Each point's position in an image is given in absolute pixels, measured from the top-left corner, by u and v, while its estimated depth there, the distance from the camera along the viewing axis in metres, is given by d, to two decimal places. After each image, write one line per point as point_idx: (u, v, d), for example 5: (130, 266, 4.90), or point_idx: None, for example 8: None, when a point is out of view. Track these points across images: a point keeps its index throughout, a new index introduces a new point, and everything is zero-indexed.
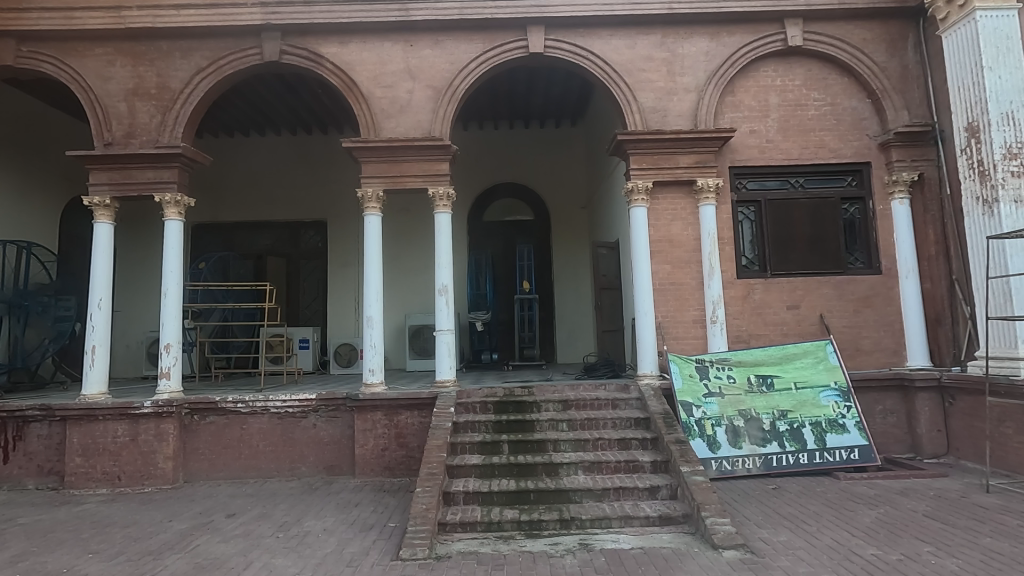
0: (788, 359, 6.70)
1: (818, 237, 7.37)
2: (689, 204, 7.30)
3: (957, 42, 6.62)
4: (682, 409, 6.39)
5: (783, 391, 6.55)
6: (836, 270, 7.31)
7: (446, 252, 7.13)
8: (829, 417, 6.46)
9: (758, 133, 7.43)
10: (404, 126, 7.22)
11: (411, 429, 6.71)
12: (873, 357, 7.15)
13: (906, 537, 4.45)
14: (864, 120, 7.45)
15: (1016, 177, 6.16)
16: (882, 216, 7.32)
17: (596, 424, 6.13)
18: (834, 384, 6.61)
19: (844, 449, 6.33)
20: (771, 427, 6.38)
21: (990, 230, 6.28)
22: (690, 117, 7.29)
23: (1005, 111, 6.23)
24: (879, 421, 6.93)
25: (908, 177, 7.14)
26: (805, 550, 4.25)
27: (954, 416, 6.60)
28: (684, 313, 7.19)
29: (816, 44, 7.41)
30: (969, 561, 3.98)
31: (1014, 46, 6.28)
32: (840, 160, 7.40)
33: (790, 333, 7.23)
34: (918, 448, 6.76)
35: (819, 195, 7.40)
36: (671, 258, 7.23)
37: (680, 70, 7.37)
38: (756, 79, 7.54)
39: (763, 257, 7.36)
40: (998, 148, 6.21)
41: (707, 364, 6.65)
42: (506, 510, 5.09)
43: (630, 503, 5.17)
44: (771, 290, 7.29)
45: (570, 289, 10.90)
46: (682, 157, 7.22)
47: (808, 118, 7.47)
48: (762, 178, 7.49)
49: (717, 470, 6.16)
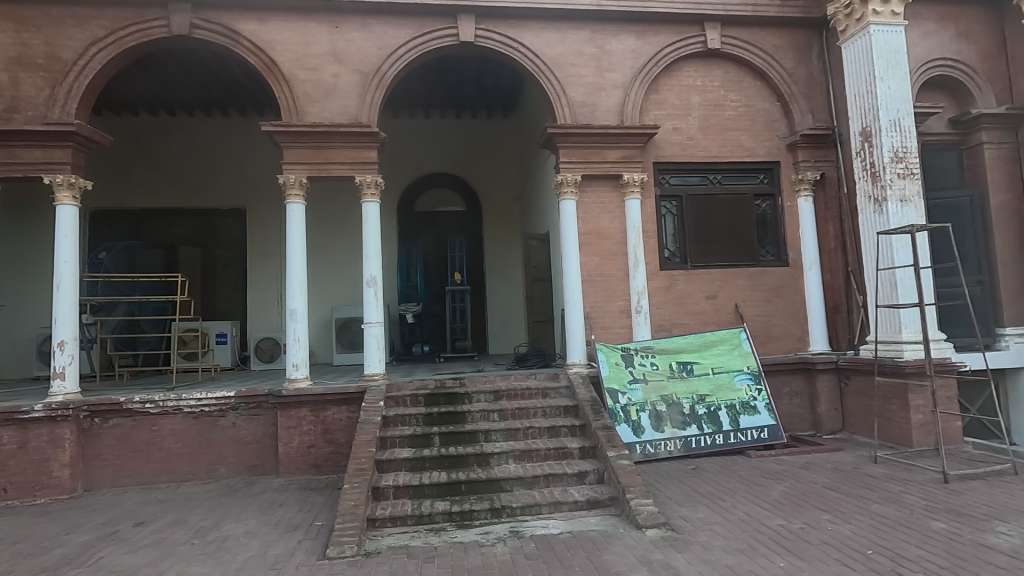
0: (706, 346, 7.10)
1: (734, 231, 7.81)
2: (616, 198, 7.52)
3: (854, 53, 7.20)
4: (608, 396, 6.63)
5: (702, 377, 6.94)
6: (749, 262, 7.79)
7: (374, 243, 6.95)
8: (742, 400, 6.90)
9: (680, 131, 7.76)
10: (330, 111, 6.95)
11: (339, 424, 6.52)
12: (782, 342, 7.69)
13: (808, 507, 4.86)
14: (774, 122, 7.96)
15: (901, 179, 6.82)
16: (790, 212, 7.86)
17: (527, 413, 6.21)
18: (747, 369, 7.07)
19: (755, 429, 6.80)
20: (690, 411, 6.75)
21: (879, 226, 6.91)
22: (617, 112, 7.50)
23: (894, 119, 6.87)
24: (786, 402, 7.48)
25: (812, 176, 7.73)
26: (721, 524, 4.54)
27: (849, 395, 7.25)
28: (612, 303, 7.42)
29: (732, 48, 7.81)
30: (860, 526, 4.40)
31: (900, 59, 6.93)
32: (754, 159, 7.86)
33: (709, 322, 7.65)
34: (819, 425, 7.39)
35: (735, 191, 7.84)
36: (599, 250, 7.43)
37: (608, 66, 7.56)
38: (679, 78, 7.85)
39: (684, 249, 7.72)
40: (888, 151, 6.83)
41: (632, 352, 6.92)
42: (437, 502, 5.06)
43: (559, 489, 5.30)
44: (692, 281, 7.66)
45: (502, 281, 10.96)
46: (609, 152, 7.41)
47: (726, 118, 7.88)
48: (684, 174, 7.82)
49: (641, 454, 6.44)
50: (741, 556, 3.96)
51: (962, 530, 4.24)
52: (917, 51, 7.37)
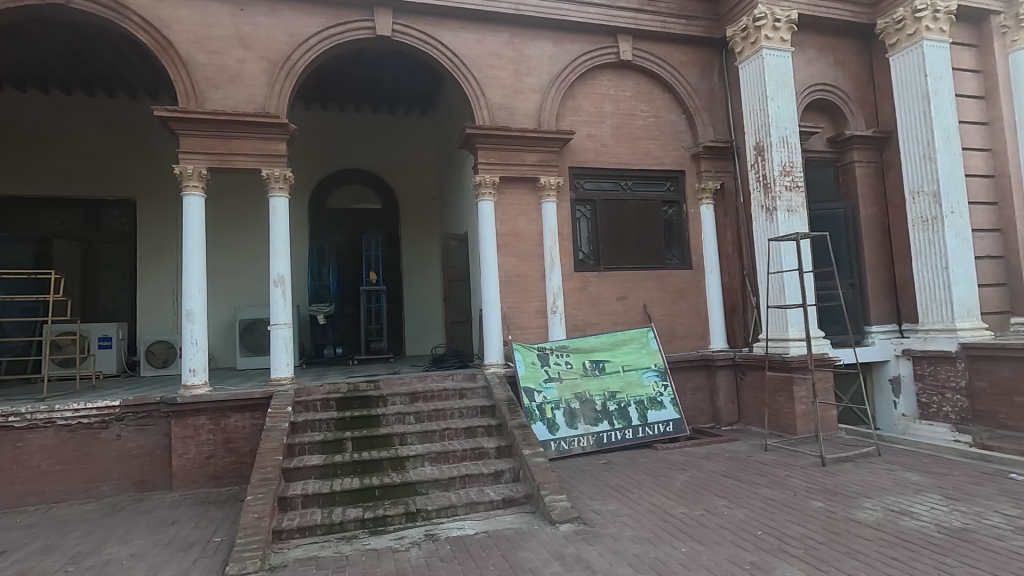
0: (617, 344, 7.42)
1: (643, 235, 8.20)
2: (533, 200, 7.65)
3: (749, 73, 7.80)
4: (524, 395, 6.75)
5: (613, 374, 7.23)
6: (657, 265, 8.22)
7: (282, 240, 6.59)
8: (650, 395, 7.26)
9: (594, 138, 8.04)
10: (234, 99, 6.52)
11: (241, 432, 6.12)
12: (686, 341, 8.18)
13: (708, 494, 5.20)
14: (680, 133, 8.44)
15: (788, 191, 7.48)
16: (693, 218, 8.37)
17: (444, 415, 6.16)
18: (654, 366, 7.45)
19: (662, 423, 7.17)
20: (602, 408, 7.01)
21: (770, 233, 7.54)
22: (534, 117, 7.65)
23: (782, 136, 7.52)
24: (689, 396, 7.96)
25: (712, 185, 8.29)
26: (629, 515, 4.75)
27: (744, 389, 7.84)
28: (528, 304, 7.54)
29: (642, 61, 8.21)
30: (752, 509, 4.77)
31: (788, 82, 7.59)
32: (661, 167, 8.30)
33: (620, 321, 7.97)
34: (718, 417, 7.93)
35: (645, 197, 8.23)
36: (516, 252, 7.53)
37: (526, 71, 7.69)
38: (593, 86, 8.13)
39: (597, 251, 8.00)
40: (778, 165, 7.47)
41: (547, 351, 7.10)
42: (349, 510, 4.89)
43: (476, 489, 5.31)
44: (604, 282, 7.96)
45: (420, 281, 10.81)
46: (527, 155, 7.53)
47: (636, 127, 8.25)
48: (597, 179, 8.10)
49: (555, 451, 6.60)
50: (647, 544, 4.16)
51: (836, 508, 4.73)
52: (802, 75, 8.14)
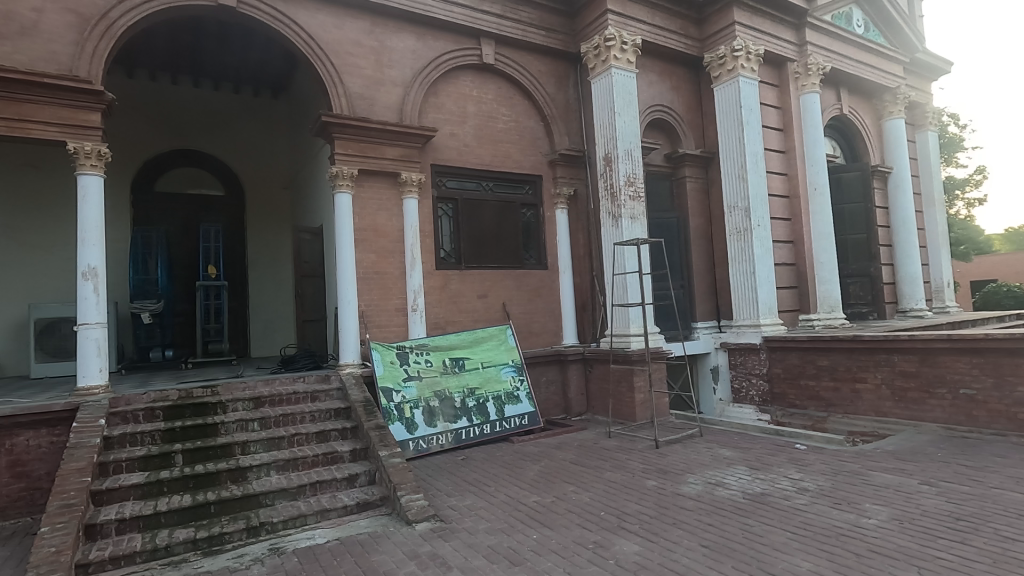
0: (476, 342, 7.55)
1: (503, 235, 8.43)
2: (394, 195, 7.48)
3: (600, 89, 8.42)
4: (382, 395, 6.60)
5: (472, 371, 7.36)
6: (516, 265, 8.50)
7: (95, 225, 5.64)
8: (507, 390, 7.51)
9: (456, 137, 8.09)
10: (29, 55, 5.50)
11: (34, 453, 5.14)
12: (541, 337, 8.57)
13: (558, 482, 5.52)
14: (538, 139, 8.82)
15: (632, 200, 8.21)
16: (549, 221, 8.81)
17: (293, 419, 5.77)
18: (512, 362, 7.71)
19: (518, 417, 7.46)
20: (461, 404, 7.09)
21: (616, 238, 8.22)
22: (396, 110, 7.49)
23: (628, 149, 8.24)
24: (544, 390, 8.37)
25: (567, 191, 8.79)
26: (485, 508, 4.87)
27: (592, 381, 8.45)
28: (387, 301, 7.36)
29: (504, 65, 8.44)
30: (596, 492, 5.16)
31: (633, 100, 8.31)
32: (521, 170, 8.60)
33: (480, 319, 8.10)
34: (569, 409, 8.45)
35: (505, 199, 8.47)
36: (375, 247, 7.31)
37: (388, 62, 7.51)
38: (456, 86, 8.18)
39: (459, 250, 8.06)
40: (623, 175, 8.17)
41: (406, 349, 7.00)
42: (178, 531, 4.37)
43: (328, 495, 5.05)
44: (464, 281, 8.04)
45: (268, 276, 9.98)
46: (388, 149, 7.34)
47: (497, 130, 8.46)
48: (459, 178, 8.16)
49: (414, 450, 6.52)
50: (500, 535, 4.30)
51: (666, 484, 5.31)
52: (645, 96, 8.99)
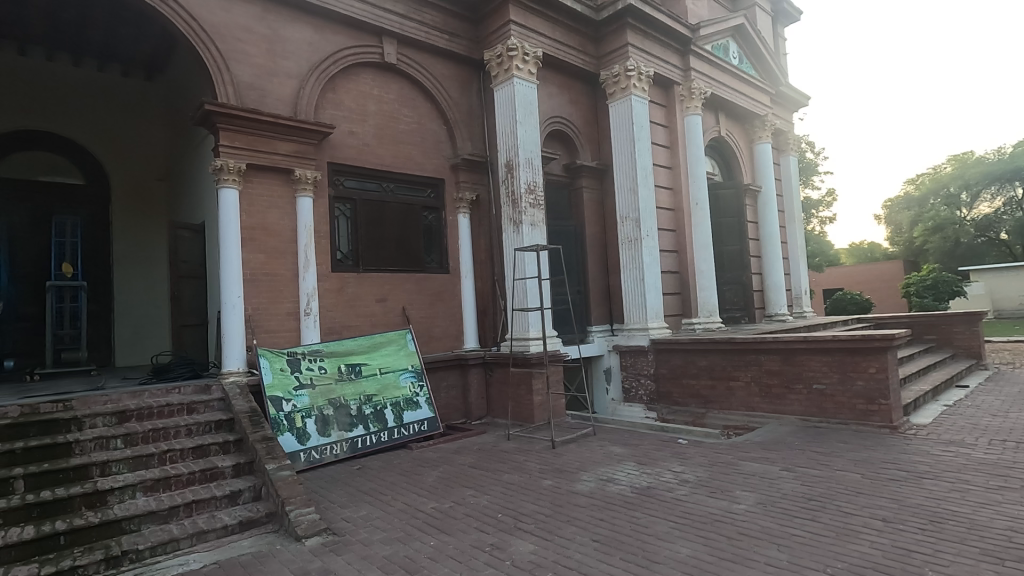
0: (374, 347, 7.34)
1: (404, 238, 8.28)
2: (286, 193, 7.08)
3: (502, 97, 8.57)
4: (270, 404, 6.20)
5: (369, 377, 7.14)
6: (417, 268, 8.38)
7: None
8: (406, 396, 7.37)
9: (356, 135, 7.83)
10: None
11: None
12: (442, 342, 8.52)
13: (457, 486, 5.50)
14: (441, 142, 8.77)
15: (532, 207, 8.43)
16: (452, 225, 8.79)
17: (165, 435, 5.24)
18: (411, 367, 7.59)
19: (417, 423, 7.35)
20: (357, 412, 6.86)
21: (517, 244, 8.39)
22: (289, 104, 7.12)
23: (528, 157, 8.45)
24: (444, 395, 8.32)
25: (469, 196, 8.83)
26: (381, 518, 4.74)
27: (492, 385, 8.53)
28: (278, 305, 6.94)
29: (407, 66, 8.32)
30: (495, 495, 5.22)
31: (534, 110, 8.55)
32: (423, 173, 8.50)
33: (378, 323, 7.89)
34: (469, 413, 8.47)
35: (406, 201, 8.32)
36: (265, 247, 6.86)
37: (281, 53, 7.13)
38: (356, 82, 7.92)
39: (357, 252, 7.78)
40: (524, 183, 8.36)
41: (298, 356, 6.63)
42: (17, 569, 3.79)
43: (205, 516, 4.65)
44: (362, 284, 7.78)
45: (138, 276, 9.02)
46: (281, 144, 6.94)
47: (399, 131, 8.31)
48: (358, 178, 7.90)
49: (305, 462, 6.19)
50: (396, 544, 4.21)
51: (561, 483, 5.49)
52: (545, 107, 9.28)
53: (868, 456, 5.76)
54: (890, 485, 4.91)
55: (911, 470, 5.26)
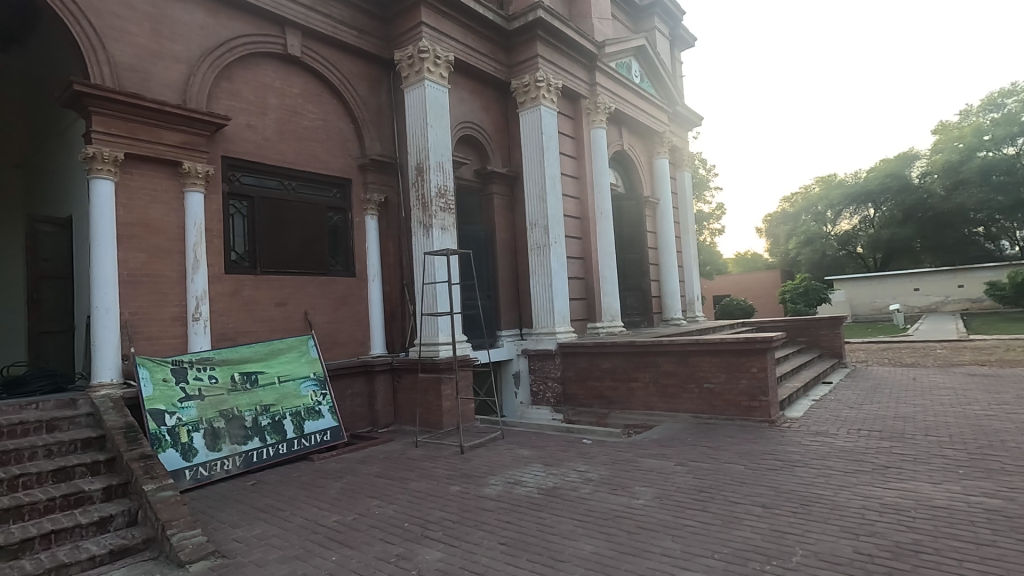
0: (271, 354, 6.92)
1: (306, 239, 7.88)
2: (173, 187, 6.50)
3: (413, 99, 8.45)
4: (151, 419, 5.63)
5: (266, 386, 6.72)
6: (320, 271, 8.01)
7: None
8: (307, 405, 7.01)
9: (254, 129, 7.36)
10: None
11: None
12: (347, 347, 8.21)
13: (362, 497, 5.31)
14: (348, 141, 8.47)
15: (443, 211, 8.37)
16: (358, 227, 8.51)
17: (18, 457, 4.59)
18: (313, 375, 7.24)
19: (319, 432, 7.01)
20: (252, 424, 6.41)
21: (427, 247, 8.29)
22: (177, 91, 6.56)
23: (439, 161, 8.38)
24: (349, 403, 8.02)
25: (377, 198, 8.60)
26: (277, 536, 4.46)
27: (399, 391, 8.34)
28: (161, 309, 6.34)
29: (311, 60, 7.97)
30: (401, 504, 5.09)
31: (445, 114, 8.51)
32: (328, 172, 8.16)
33: (277, 329, 7.44)
34: (375, 420, 8.22)
35: (310, 200, 7.94)
36: (146, 246, 6.24)
37: (168, 35, 6.55)
38: (255, 72, 7.44)
39: (254, 253, 7.30)
40: (434, 187, 8.28)
41: (185, 365, 6.08)
42: None
43: (67, 547, 4.12)
44: (260, 287, 7.30)
45: None
46: (167, 134, 6.37)
47: (303, 127, 7.92)
48: (257, 174, 7.42)
49: (191, 480, 5.68)
50: (294, 562, 3.97)
51: (469, 488, 5.48)
52: (457, 111, 9.27)
53: (750, 449, 6.29)
54: (768, 474, 5.39)
55: (785, 459, 5.82)
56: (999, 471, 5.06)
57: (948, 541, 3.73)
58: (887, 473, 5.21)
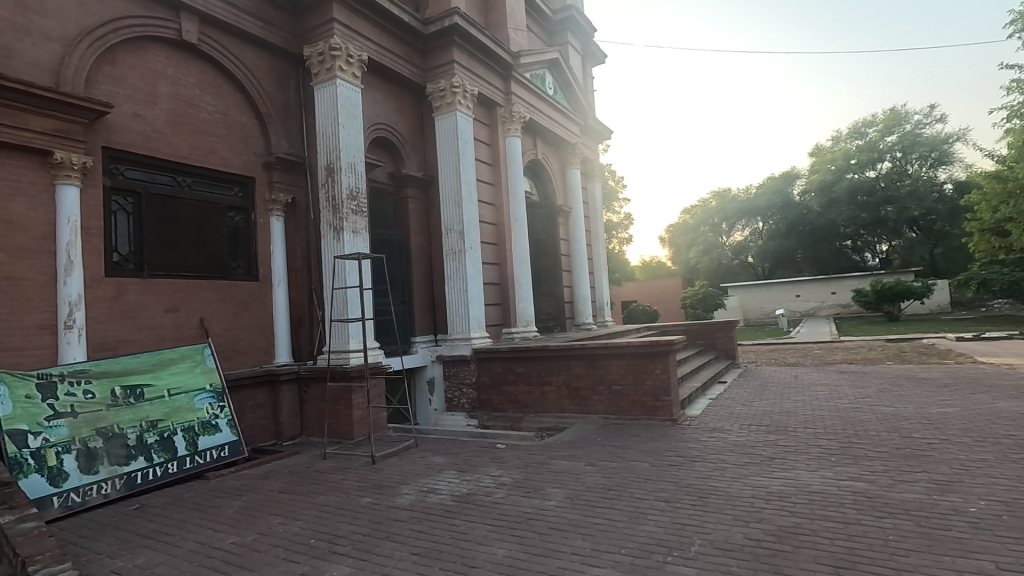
0: (160, 365, 6.34)
1: (203, 240, 7.32)
2: (42, 179, 5.79)
3: (323, 97, 8.14)
4: (10, 441, 4.96)
5: (154, 400, 6.15)
6: (218, 275, 7.46)
7: None
8: (202, 419, 6.49)
9: (142, 119, 6.74)
10: None
11: None
12: (248, 356, 7.71)
13: (263, 515, 4.99)
14: (251, 137, 7.99)
15: (354, 214, 8.10)
16: (262, 228, 8.03)
17: None
18: (209, 387, 6.72)
19: (215, 448, 6.50)
20: (136, 442, 5.83)
21: (337, 251, 7.98)
22: (49, 72, 5.88)
23: (351, 162, 8.12)
24: (250, 415, 7.53)
25: (284, 198, 8.17)
26: (164, 563, 4.08)
27: (306, 402, 7.95)
28: (24, 316, 5.62)
29: (210, 49, 7.45)
30: (307, 520, 4.85)
31: (357, 114, 8.27)
32: (228, 169, 7.63)
33: (168, 337, 6.84)
34: (279, 433, 7.77)
35: (207, 199, 7.38)
36: (6, 244, 5.51)
37: (38, 9, 5.86)
38: (144, 57, 6.83)
39: (141, 254, 6.66)
40: (345, 188, 8.00)
41: (54, 379, 5.42)
42: None
43: None
44: (147, 291, 6.67)
45: None
46: (35, 119, 5.68)
47: (199, 120, 7.36)
48: (145, 168, 6.79)
49: (60, 508, 5.06)
50: None
51: (380, 499, 5.32)
52: (370, 112, 9.05)
53: (654, 447, 6.64)
54: (670, 470, 5.72)
55: (686, 455, 6.20)
56: (863, 457, 5.71)
57: (823, 522, 4.15)
58: (772, 463, 5.71)
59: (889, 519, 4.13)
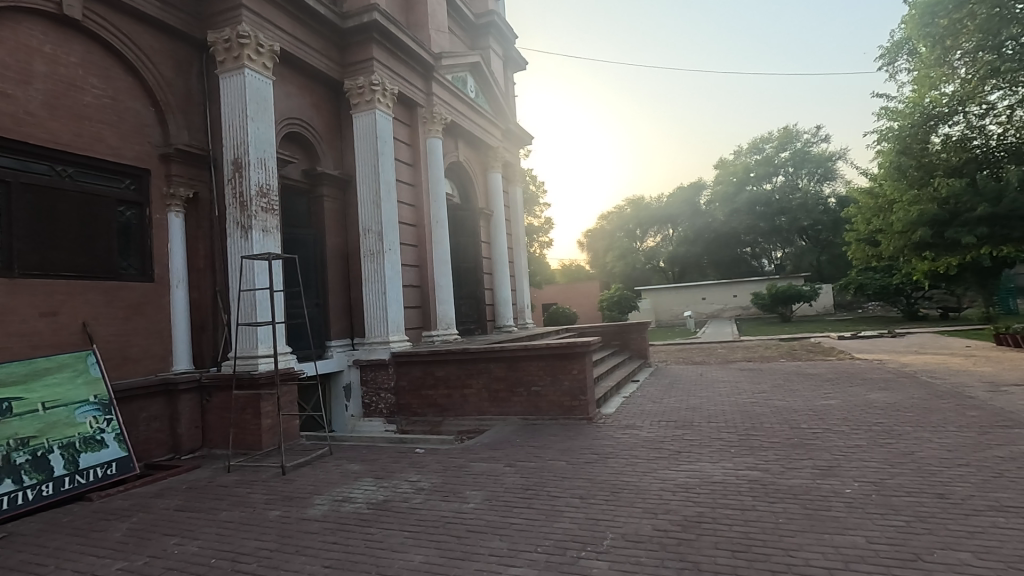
0: (33, 375, 5.68)
1: (86, 237, 6.63)
2: None
3: (230, 86, 7.66)
4: None
5: (25, 416, 5.50)
6: (105, 275, 6.79)
7: None
8: (84, 435, 5.88)
9: (13, 100, 6.00)
10: None
11: None
12: (141, 364, 7.06)
13: (155, 537, 4.59)
14: (146, 126, 7.35)
15: (264, 212, 7.67)
16: (158, 225, 7.40)
17: None
18: (93, 398, 6.10)
19: (100, 466, 5.90)
20: (3, 463, 5.17)
21: (244, 250, 7.52)
22: None
23: (260, 157, 7.69)
24: (142, 428, 6.91)
25: (184, 193, 7.58)
26: None
27: (208, 412, 7.42)
28: None
29: (97, 27, 6.79)
30: (207, 539, 4.52)
31: (268, 107, 7.85)
32: (118, 159, 6.98)
33: (43, 344, 6.12)
34: (177, 447, 7.20)
35: (92, 191, 6.70)
36: None
37: None
38: (15, 31, 6.09)
39: (10, 251, 5.92)
40: (254, 185, 7.56)
41: None
42: None
43: None
44: (18, 293, 5.95)
45: None
46: None
47: (83, 104, 6.67)
48: (17, 155, 6.05)
49: None
50: None
51: (290, 512, 5.07)
52: (282, 105, 8.62)
53: (571, 445, 6.81)
54: (585, 467, 5.90)
55: (600, 452, 6.42)
56: (759, 448, 6.19)
57: (722, 509, 4.45)
58: (679, 457, 6.04)
59: (779, 503, 4.50)
